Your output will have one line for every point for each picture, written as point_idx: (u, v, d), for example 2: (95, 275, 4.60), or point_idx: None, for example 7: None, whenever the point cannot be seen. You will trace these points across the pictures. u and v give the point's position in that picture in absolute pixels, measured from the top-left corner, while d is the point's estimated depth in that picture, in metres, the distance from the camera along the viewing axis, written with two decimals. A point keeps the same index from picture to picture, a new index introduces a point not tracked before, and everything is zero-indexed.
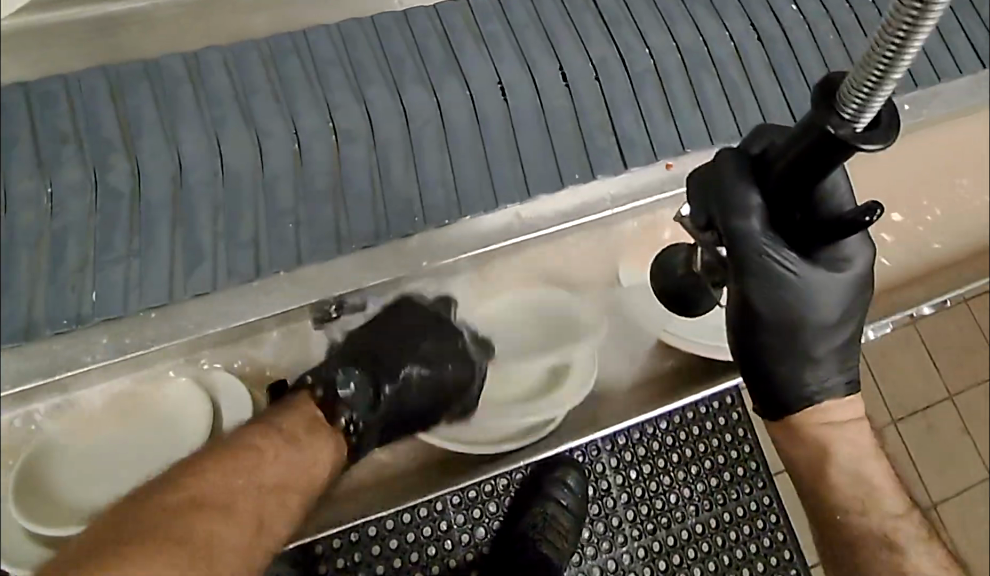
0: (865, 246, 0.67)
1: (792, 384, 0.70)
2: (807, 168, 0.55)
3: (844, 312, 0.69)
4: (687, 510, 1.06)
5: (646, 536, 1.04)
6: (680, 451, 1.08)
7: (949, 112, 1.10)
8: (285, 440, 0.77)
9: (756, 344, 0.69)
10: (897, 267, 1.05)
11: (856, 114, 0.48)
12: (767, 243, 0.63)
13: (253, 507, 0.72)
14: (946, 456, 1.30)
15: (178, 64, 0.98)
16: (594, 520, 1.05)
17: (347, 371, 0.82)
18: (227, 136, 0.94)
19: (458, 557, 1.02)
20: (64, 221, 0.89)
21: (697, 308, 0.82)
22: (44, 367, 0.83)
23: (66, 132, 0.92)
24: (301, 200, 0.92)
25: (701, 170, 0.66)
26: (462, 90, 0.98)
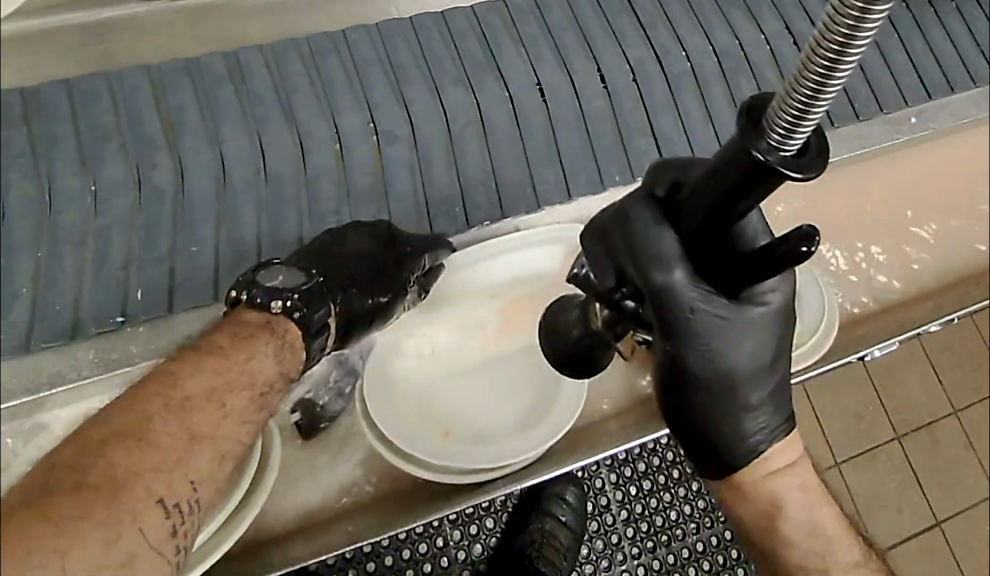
0: (787, 282, 0.61)
1: (731, 440, 0.63)
2: (729, 202, 0.49)
3: (775, 352, 0.62)
4: (687, 527, 1.06)
5: (647, 554, 1.04)
6: (681, 467, 1.08)
7: (954, 123, 1.07)
8: (201, 356, 0.67)
9: (684, 400, 0.62)
10: (905, 281, 1.02)
11: (782, 141, 0.42)
12: (695, 298, 0.58)
13: (176, 418, 0.61)
14: (953, 474, 1.28)
15: (218, 63, 0.92)
16: (593, 538, 1.05)
17: (269, 266, 0.73)
18: (268, 130, 0.89)
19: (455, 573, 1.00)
20: (107, 219, 0.84)
21: (600, 364, 0.75)
22: (28, 386, 0.79)
23: (106, 123, 0.87)
24: (345, 202, 0.89)
25: (605, 218, 0.60)
26: (500, 89, 0.94)
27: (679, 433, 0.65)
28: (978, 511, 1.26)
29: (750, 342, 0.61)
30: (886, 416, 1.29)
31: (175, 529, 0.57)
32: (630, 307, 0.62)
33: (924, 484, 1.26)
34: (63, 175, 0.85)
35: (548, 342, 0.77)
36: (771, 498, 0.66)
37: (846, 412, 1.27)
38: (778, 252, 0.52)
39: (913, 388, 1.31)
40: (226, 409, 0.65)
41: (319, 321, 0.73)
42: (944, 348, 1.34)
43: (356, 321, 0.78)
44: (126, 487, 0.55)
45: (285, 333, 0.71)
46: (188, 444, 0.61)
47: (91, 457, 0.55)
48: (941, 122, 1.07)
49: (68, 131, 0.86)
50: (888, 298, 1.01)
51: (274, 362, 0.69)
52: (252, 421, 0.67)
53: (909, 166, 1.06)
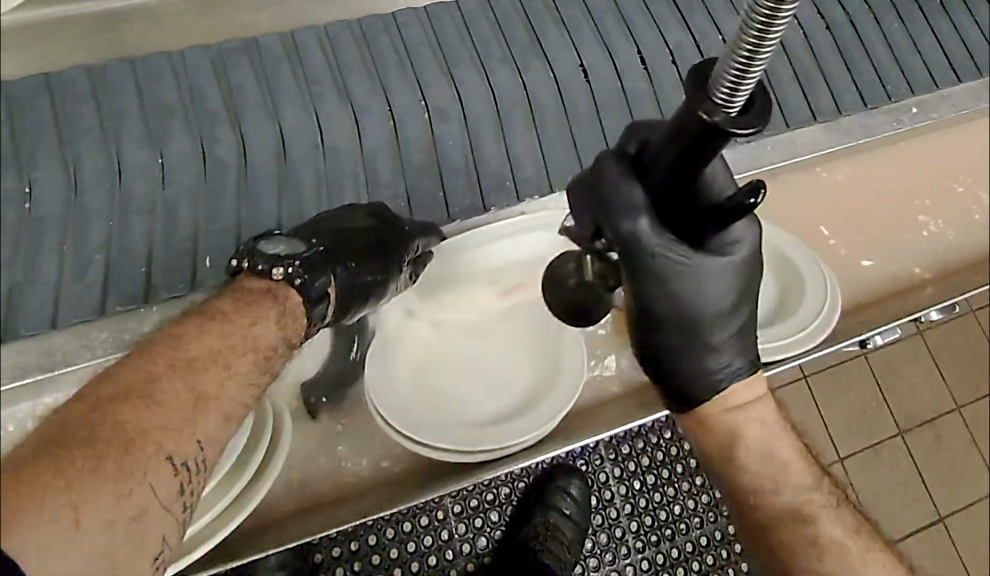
0: (753, 230, 0.67)
1: (698, 377, 0.71)
2: (682, 163, 0.53)
3: (742, 298, 0.68)
4: (691, 522, 1.08)
5: (650, 548, 1.06)
6: (685, 460, 1.10)
7: (957, 115, 1.07)
8: (204, 321, 0.69)
9: (657, 340, 0.70)
10: (904, 270, 1.02)
11: (728, 97, 0.45)
12: (657, 243, 0.62)
13: (182, 378, 0.63)
14: (956, 469, 1.29)
15: (277, 42, 0.78)
16: (596, 531, 1.06)
17: (269, 238, 0.74)
18: (325, 109, 0.88)
19: (459, 567, 1.02)
20: (174, 190, 0.83)
21: (596, 314, 0.77)
22: (40, 364, 0.82)
23: (170, 99, 0.79)
24: (401, 176, 0.94)
25: (587, 176, 0.65)
26: (546, 71, 0.90)
27: (649, 368, 0.73)
28: (982, 508, 1.28)
29: (719, 285, 0.66)
30: (890, 412, 1.29)
31: (182, 488, 0.60)
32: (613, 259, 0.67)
33: (928, 478, 1.27)
34: (132, 149, 0.78)
35: (550, 295, 0.77)
36: (734, 430, 0.73)
37: (851, 406, 1.28)
38: (729, 205, 0.59)
39: (916, 383, 1.32)
40: (231, 371, 0.67)
41: (318, 289, 0.74)
42: (947, 342, 1.36)
43: (355, 300, 0.79)
44: (133, 441, 0.57)
45: (286, 301, 0.72)
46: (194, 405, 0.62)
47: (100, 410, 0.57)
48: (942, 114, 1.06)
49: (133, 105, 0.77)
50: (888, 284, 1.01)
51: (277, 329, 0.71)
52: (256, 383, 0.69)
53: (912, 157, 1.06)
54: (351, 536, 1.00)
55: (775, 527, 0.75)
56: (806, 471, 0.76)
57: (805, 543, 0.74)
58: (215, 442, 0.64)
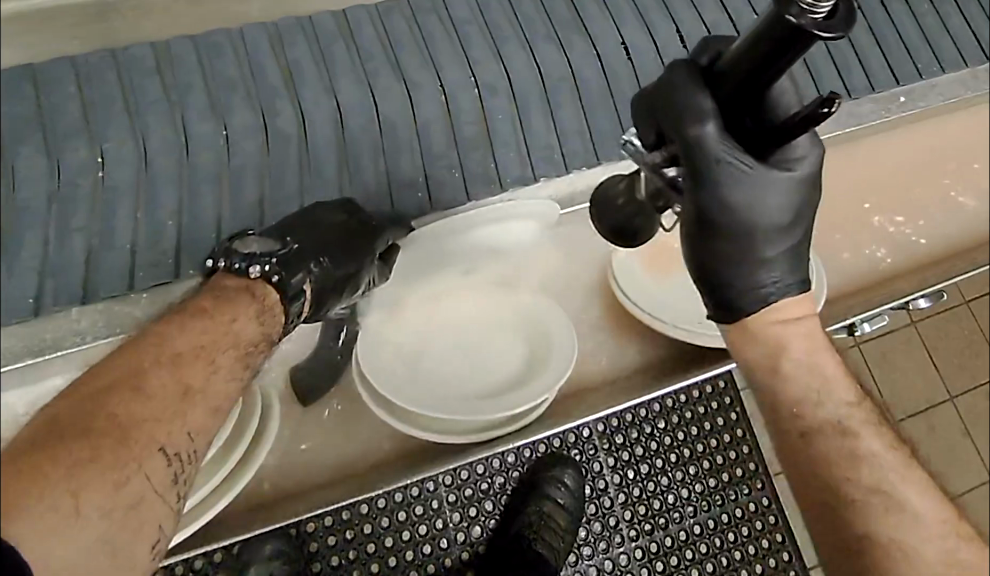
0: (815, 150, 0.64)
1: (743, 288, 0.68)
2: (762, 66, 0.54)
3: (797, 216, 0.66)
4: (685, 511, 0.96)
5: (644, 537, 0.94)
6: (689, 449, 0.97)
7: (943, 104, 1.08)
8: (186, 317, 0.68)
9: (713, 247, 0.67)
10: (895, 259, 1.04)
11: (813, 4, 0.49)
12: (723, 149, 0.60)
13: (170, 371, 0.62)
14: (951, 455, 1.33)
15: (329, 20, 0.94)
16: (590, 520, 0.94)
17: (242, 237, 0.74)
18: (379, 84, 0.94)
19: (453, 557, 0.89)
20: (240, 159, 0.92)
21: (641, 237, 0.74)
22: (32, 347, 0.86)
23: (232, 77, 0.92)
24: (454, 147, 0.97)
25: (650, 88, 0.63)
26: (590, 48, 0.99)
27: (699, 284, 0.70)
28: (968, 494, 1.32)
29: (774, 195, 0.64)
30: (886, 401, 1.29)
31: (176, 477, 0.60)
32: (671, 176, 0.64)
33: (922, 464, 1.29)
34: (198, 122, 0.90)
35: (598, 215, 0.76)
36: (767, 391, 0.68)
37: None
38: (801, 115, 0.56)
39: (911, 372, 1.32)
40: (216, 364, 0.66)
41: (295, 287, 0.74)
42: (939, 332, 1.35)
43: (334, 290, 0.78)
44: (128, 435, 0.57)
45: (265, 299, 0.72)
46: (181, 398, 0.62)
47: (94, 406, 0.56)
48: (931, 102, 1.07)
49: (198, 82, 0.91)
50: (876, 273, 1.02)
51: (257, 325, 0.70)
52: (240, 380, 0.68)
53: (900, 144, 1.07)
54: None
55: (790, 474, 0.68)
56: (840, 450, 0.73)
57: (845, 457, 0.66)
58: (204, 423, 0.63)
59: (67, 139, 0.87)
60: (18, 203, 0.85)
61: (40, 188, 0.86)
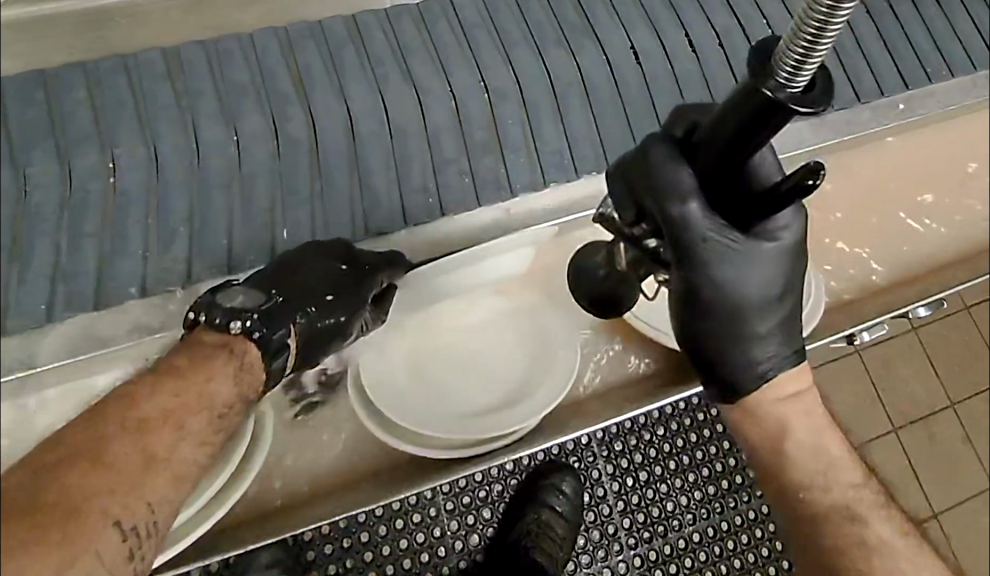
0: (798, 219, 0.64)
1: (738, 363, 0.69)
2: (739, 140, 0.53)
3: (783, 286, 0.67)
4: (684, 518, 1.08)
5: (644, 544, 1.06)
6: (664, 462, 1.09)
7: (941, 111, 1.08)
8: (155, 379, 0.67)
9: (702, 326, 0.67)
10: (896, 269, 1.03)
11: (790, 78, 0.47)
12: (709, 227, 0.61)
13: (132, 441, 0.63)
14: (952, 462, 1.30)
15: (339, 25, 0.99)
16: (589, 528, 1.06)
17: (223, 293, 0.73)
18: (389, 88, 0.96)
19: (453, 563, 1.03)
20: (251, 165, 0.91)
21: (623, 305, 0.78)
22: (23, 360, 0.84)
23: (244, 83, 0.94)
24: (465, 155, 0.95)
25: (626, 158, 0.63)
26: (599, 53, 1.01)
27: (695, 361, 0.70)
28: (975, 501, 1.28)
29: (757, 270, 0.64)
30: (884, 408, 1.30)
31: (131, 552, 0.61)
32: (653, 246, 0.64)
33: (922, 470, 1.28)
34: (210, 128, 0.91)
35: (576, 285, 0.80)
36: (781, 422, 0.72)
37: (845, 403, 1.28)
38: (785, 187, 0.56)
39: (909, 379, 1.32)
40: (184, 431, 0.66)
41: (278, 340, 0.72)
42: (940, 339, 1.35)
43: (318, 343, 0.76)
44: (80, 509, 0.59)
45: (244, 356, 0.71)
46: (144, 469, 0.63)
47: (54, 477, 0.59)
48: (929, 109, 1.08)
49: (210, 89, 0.93)
50: (878, 283, 1.02)
51: (232, 385, 0.69)
52: (209, 444, 0.68)
53: (902, 150, 1.07)
54: (344, 532, 1.01)
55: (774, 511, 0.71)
56: (847, 470, 0.73)
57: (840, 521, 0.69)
58: (163, 487, 0.64)
59: (80, 144, 0.88)
60: (30, 207, 0.86)
61: (50, 195, 0.87)
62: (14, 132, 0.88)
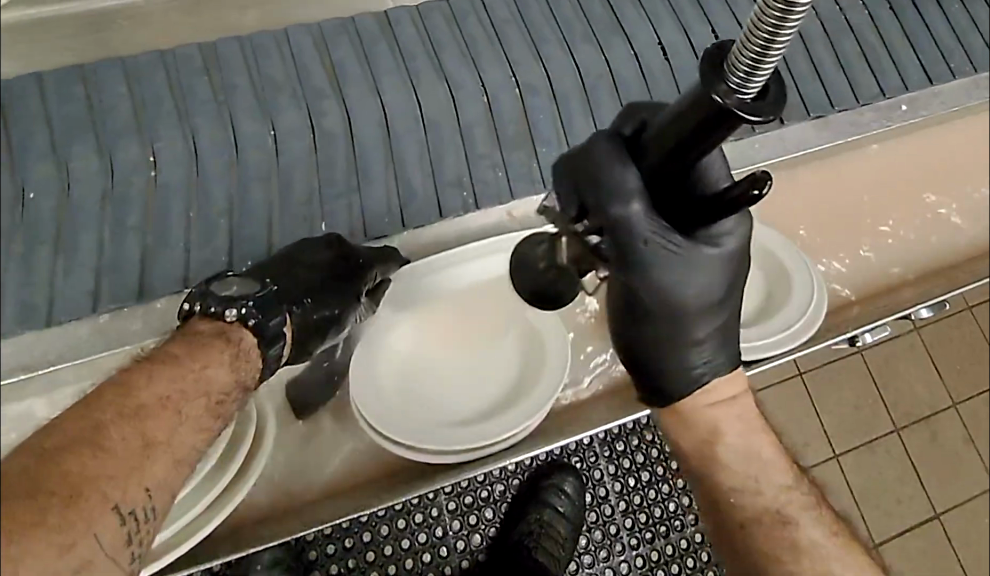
0: (742, 225, 0.64)
1: (674, 369, 0.70)
2: (686, 142, 0.53)
3: (725, 293, 0.67)
4: (686, 519, 1.07)
5: (645, 545, 1.05)
6: (664, 463, 1.10)
7: (945, 112, 1.08)
8: (152, 366, 0.65)
9: (638, 330, 0.69)
10: (902, 266, 1.03)
11: (743, 83, 0.46)
12: (650, 230, 0.61)
13: (131, 425, 0.60)
14: (954, 463, 1.29)
15: (371, 22, 0.99)
16: (590, 528, 1.07)
17: (221, 280, 0.73)
18: (422, 83, 0.96)
19: (454, 564, 1.03)
20: (289, 159, 0.91)
21: (559, 301, 0.78)
22: (25, 362, 0.83)
23: (278, 78, 0.94)
24: (497, 148, 0.96)
25: (573, 157, 0.62)
26: (627, 48, 1.02)
27: (629, 364, 0.72)
28: (976, 503, 1.27)
29: (702, 279, 0.65)
30: (887, 410, 1.29)
31: (130, 537, 0.58)
32: (595, 242, 0.64)
33: (925, 471, 1.27)
34: (247, 123, 0.91)
35: (517, 278, 0.79)
36: (713, 426, 0.71)
37: (848, 403, 1.28)
38: (731, 195, 0.57)
39: (912, 379, 1.32)
40: (182, 417, 0.64)
41: (274, 329, 0.72)
42: (944, 339, 1.34)
43: (311, 335, 0.76)
44: (79, 491, 0.55)
45: (241, 342, 0.70)
46: (144, 451, 0.60)
47: (50, 458, 0.55)
48: (932, 110, 1.08)
49: (246, 84, 0.93)
50: (889, 280, 1.02)
51: (229, 371, 0.68)
52: (205, 430, 0.66)
53: (910, 150, 1.07)
54: (345, 532, 1.01)
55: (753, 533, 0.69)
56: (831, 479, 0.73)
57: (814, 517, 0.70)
58: (161, 469, 0.61)
59: (119, 138, 0.89)
60: (72, 200, 0.87)
61: (92, 186, 0.87)
62: (54, 124, 0.88)
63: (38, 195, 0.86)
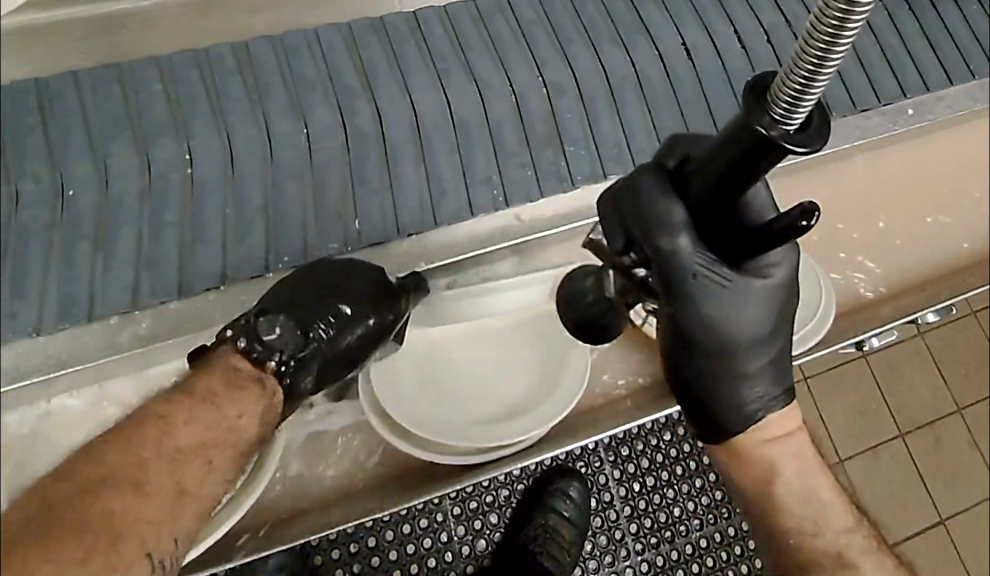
0: (790, 257, 0.64)
1: (729, 406, 0.67)
2: (732, 174, 0.53)
3: (776, 326, 0.66)
4: (691, 524, 1.08)
5: (650, 550, 1.06)
6: (670, 468, 1.10)
7: (953, 114, 1.08)
8: (193, 402, 0.71)
9: (690, 365, 0.66)
10: (911, 269, 1.04)
11: (786, 115, 0.46)
12: (697, 262, 0.60)
13: (166, 471, 0.68)
14: (959, 468, 1.29)
15: (399, 21, 0.99)
16: (596, 533, 1.07)
17: (267, 322, 0.74)
18: (452, 85, 0.96)
19: (459, 568, 1.03)
20: (322, 157, 0.91)
21: (604, 335, 0.81)
22: (40, 365, 0.84)
23: (310, 76, 0.94)
24: (526, 147, 0.96)
25: (621, 186, 0.63)
26: (651, 48, 1.01)
27: (684, 402, 0.69)
28: (982, 509, 1.27)
29: (752, 311, 0.63)
30: (890, 413, 1.29)
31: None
32: (642, 276, 0.64)
33: (929, 476, 1.27)
34: (281, 122, 0.91)
35: (562, 307, 0.82)
36: (763, 462, 0.70)
37: (852, 408, 1.28)
38: (781, 225, 0.55)
39: (917, 383, 1.32)
40: (211, 464, 0.70)
41: (301, 389, 0.77)
42: (949, 342, 1.35)
43: (345, 367, 0.79)
44: (117, 533, 0.64)
45: (274, 392, 0.74)
46: (173, 498, 0.68)
47: (86, 502, 0.64)
48: (939, 113, 1.07)
49: (280, 83, 0.93)
50: (900, 284, 1.02)
51: (260, 422, 0.73)
52: (231, 475, 0.72)
53: (917, 155, 1.07)
54: (350, 537, 1.01)
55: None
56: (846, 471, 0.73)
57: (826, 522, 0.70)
58: (185, 510, 0.68)
59: (157, 136, 0.89)
60: (111, 197, 0.86)
61: (130, 182, 0.87)
62: (92, 123, 0.88)
63: (79, 191, 0.86)
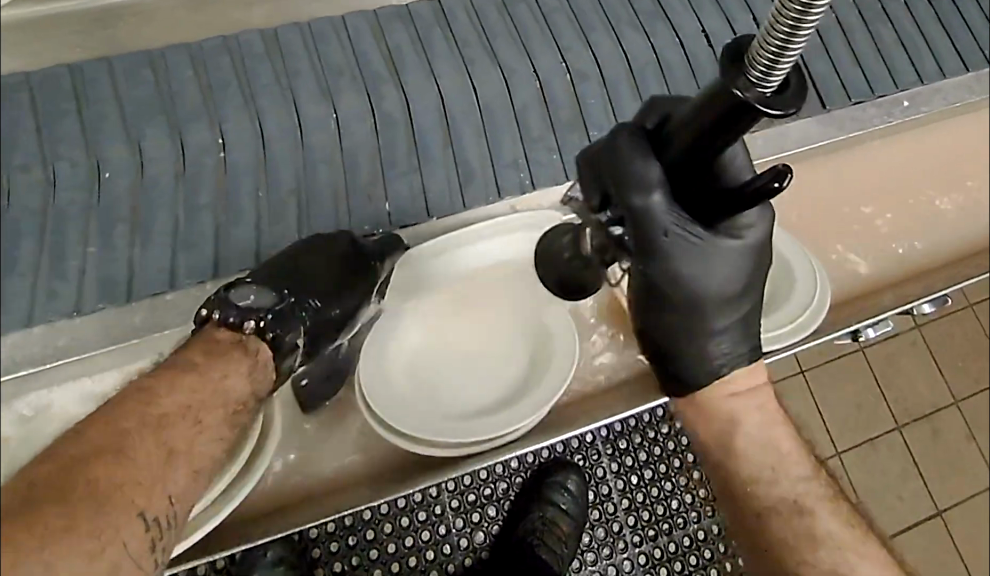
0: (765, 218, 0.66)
1: (693, 361, 0.71)
2: (701, 138, 0.55)
3: (748, 284, 0.68)
4: (689, 516, 1.08)
5: (648, 542, 1.07)
6: (668, 461, 1.11)
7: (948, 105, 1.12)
8: (176, 373, 0.68)
9: (660, 320, 0.70)
10: (912, 257, 1.03)
11: (763, 77, 0.46)
12: (672, 223, 0.63)
13: (152, 433, 0.64)
14: (954, 461, 1.29)
15: (426, 10, 1.02)
16: (594, 526, 1.07)
17: (240, 287, 0.74)
18: (477, 71, 0.98)
19: (457, 562, 1.03)
20: (351, 142, 0.94)
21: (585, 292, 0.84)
22: (36, 354, 0.82)
23: (339, 64, 0.98)
24: (551, 132, 0.97)
25: (596, 147, 0.65)
26: (672, 35, 1.04)
27: (651, 355, 0.73)
28: (979, 501, 1.27)
29: (722, 269, 0.66)
30: (888, 406, 1.29)
31: (152, 544, 0.60)
32: (617, 234, 0.66)
33: (926, 468, 1.27)
34: (311, 109, 0.95)
35: (542, 273, 0.84)
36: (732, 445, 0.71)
37: (848, 402, 1.28)
38: (751, 188, 0.57)
39: (915, 377, 1.32)
40: (201, 425, 0.67)
41: (289, 343, 0.74)
42: (944, 336, 1.35)
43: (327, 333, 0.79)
44: (108, 497, 0.59)
45: (259, 353, 0.72)
46: (165, 459, 0.63)
47: (71, 471, 0.58)
48: (932, 104, 1.11)
49: (309, 70, 0.97)
50: (900, 272, 1.02)
51: (248, 382, 0.70)
52: (224, 439, 0.69)
53: (915, 149, 1.08)
54: (349, 529, 1.02)
55: (773, 524, 0.70)
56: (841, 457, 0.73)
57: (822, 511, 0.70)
58: (180, 478, 0.64)
59: (190, 121, 0.93)
60: (147, 179, 0.91)
61: (165, 166, 0.91)
62: (125, 110, 0.93)
63: (114, 174, 0.90)
